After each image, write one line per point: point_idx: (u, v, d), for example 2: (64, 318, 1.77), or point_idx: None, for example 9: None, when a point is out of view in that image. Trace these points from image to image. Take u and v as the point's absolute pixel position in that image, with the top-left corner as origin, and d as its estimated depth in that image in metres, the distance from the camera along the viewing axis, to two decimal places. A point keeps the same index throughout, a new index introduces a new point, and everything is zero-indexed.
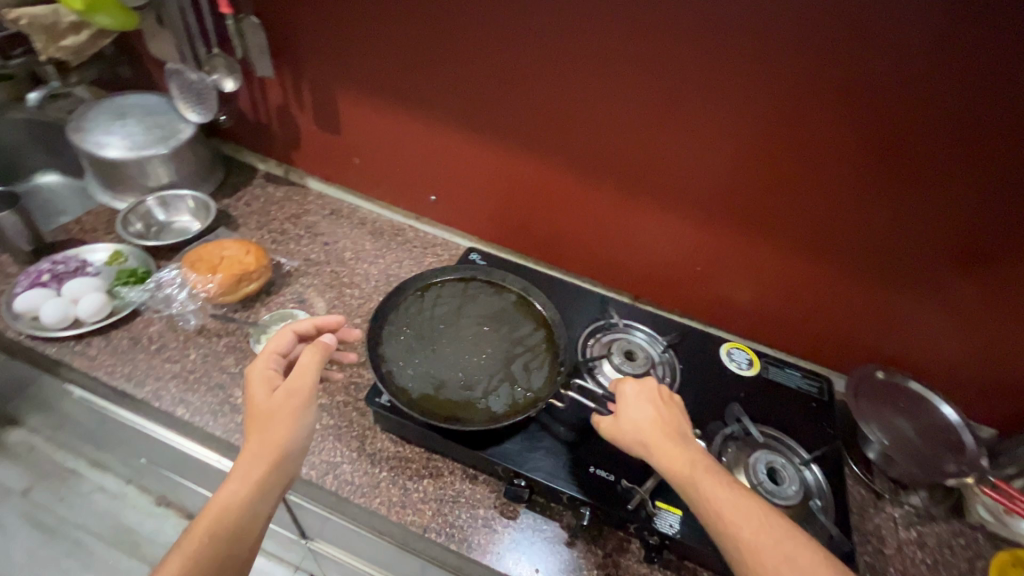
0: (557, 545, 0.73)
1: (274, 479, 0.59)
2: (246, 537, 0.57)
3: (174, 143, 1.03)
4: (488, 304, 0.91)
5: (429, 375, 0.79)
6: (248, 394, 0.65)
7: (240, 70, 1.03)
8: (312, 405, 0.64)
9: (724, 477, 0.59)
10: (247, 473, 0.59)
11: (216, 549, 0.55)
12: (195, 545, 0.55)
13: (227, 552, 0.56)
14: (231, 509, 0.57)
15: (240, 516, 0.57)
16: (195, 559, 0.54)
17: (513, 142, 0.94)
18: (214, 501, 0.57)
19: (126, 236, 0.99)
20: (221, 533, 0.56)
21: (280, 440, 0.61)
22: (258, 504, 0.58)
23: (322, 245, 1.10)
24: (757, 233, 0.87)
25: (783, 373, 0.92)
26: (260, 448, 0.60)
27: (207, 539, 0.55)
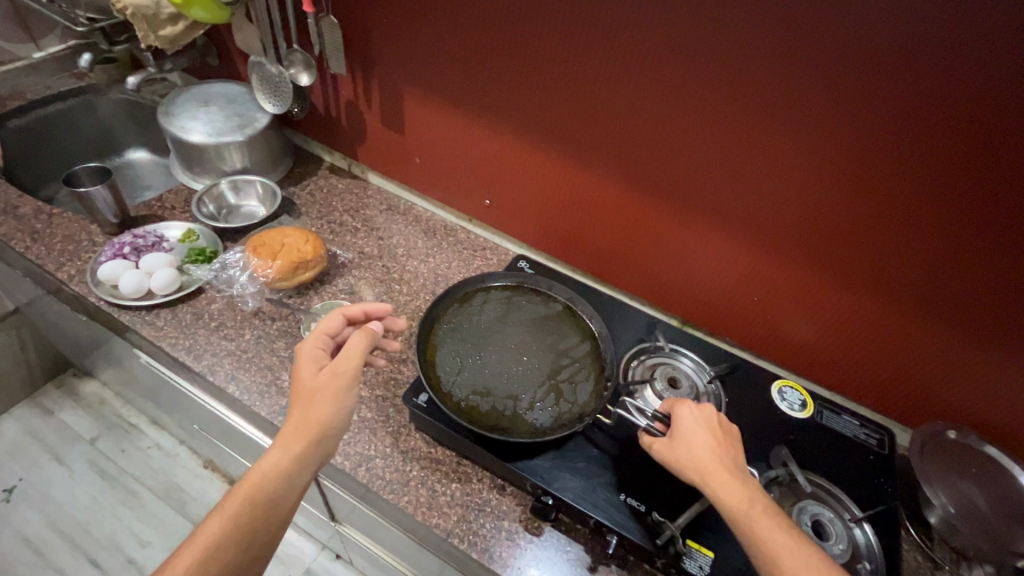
0: (578, 569, 0.71)
1: (310, 455, 0.62)
2: (280, 507, 0.60)
3: (249, 131, 1.09)
4: (534, 312, 0.86)
5: (479, 380, 0.75)
6: (295, 370, 0.67)
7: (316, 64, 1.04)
8: (354, 389, 0.66)
9: (784, 521, 0.56)
10: (287, 447, 0.62)
11: (254, 514, 0.59)
12: (235, 509, 0.58)
13: (263, 519, 0.59)
14: (269, 478, 0.60)
15: (276, 487, 0.60)
16: (234, 522, 0.58)
17: (573, 153, 0.93)
18: (256, 469, 0.60)
19: (198, 214, 1.05)
20: (258, 500, 0.59)
21: (321, 421, 0.63)
22: (294, 479, 0.61)
23: (376, 239, 1.12)
24: (824, 271, 0.82)
25: (839, 419, 0.86)
26: (300, 424, 0.63)
27: (246, 506, 0.59)
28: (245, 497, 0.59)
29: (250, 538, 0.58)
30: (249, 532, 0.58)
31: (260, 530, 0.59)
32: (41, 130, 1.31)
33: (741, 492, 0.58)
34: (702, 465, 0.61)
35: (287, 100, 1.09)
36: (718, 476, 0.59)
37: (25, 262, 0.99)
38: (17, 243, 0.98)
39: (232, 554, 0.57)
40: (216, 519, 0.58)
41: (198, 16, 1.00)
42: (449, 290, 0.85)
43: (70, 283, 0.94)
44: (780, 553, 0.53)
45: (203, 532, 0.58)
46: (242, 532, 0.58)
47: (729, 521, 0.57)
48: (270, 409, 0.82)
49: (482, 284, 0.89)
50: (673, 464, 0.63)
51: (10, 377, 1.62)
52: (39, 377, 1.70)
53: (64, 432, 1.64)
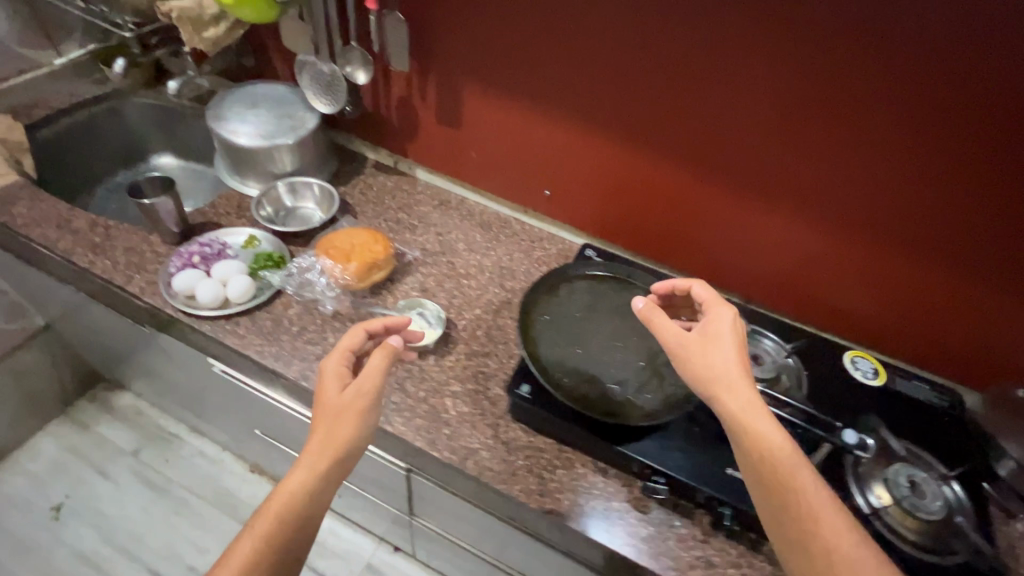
0: (692, 542, 0.76)
1: (335, 473, 0.68)
2: (309, 521, 0.66)
3: (301, 133, 1.07)
4: (618, 298, 0.88)
5: (586, 369, 0.78)
6: (320, 389, 0.72)
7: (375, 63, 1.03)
8: (374, 408, 0.70)
9: (781, 434, 0.61)
10: (312, 464, 0.66)
11: (285, 529, 0.64)
12: (265, 526, 0.63)
13: (293, 533, 0.64)
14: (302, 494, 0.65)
15: (308, 502, 0.66)
16: (265, 538, 0.63)
17: (638, 141, 0.95)
18: (284, 487, 0.65)
19: (257, 217, 1.04)
20: (289, 517, 0.64)
21: (343, 441, 0.68)
22: (320, 494, 0.66)
23: (436, 235, 1.13)
24: (884, 242, 0.86)
25: (910, 384, 0.90)
26: (323, 445, 0.67)
27: (277, 523, 0.63)
28: (280, 515, 0.64)
29: (284, 551, 0.64)
30: (280, 547, 0.63)
31: (291, 543, 0.64)
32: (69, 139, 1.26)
33: (749, 407, 0.62)
34: (720, 374, 0.64)
35: (342, 100, 1.07)
36: (737, 394, 0.63)
37: (88, 277, 0.97)
38: (80, 258, 0.96)
39: (265, 567, 0.62)
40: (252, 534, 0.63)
41: (245, 16, 0.98)
42: (535, 285, 0.87)
43: (143, 296, 0.93)
44: (768, 461, 0.60)
45: (239, 548, 0.62)
46: (275, 547, 0.63)
47: (730, 426, 0.62)
48: None
49: (564, 275, 0.90)
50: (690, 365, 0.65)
51: (42, 393, 1.59)
52: (70, 392, 1.67)
53: (104, 445, 1.62)
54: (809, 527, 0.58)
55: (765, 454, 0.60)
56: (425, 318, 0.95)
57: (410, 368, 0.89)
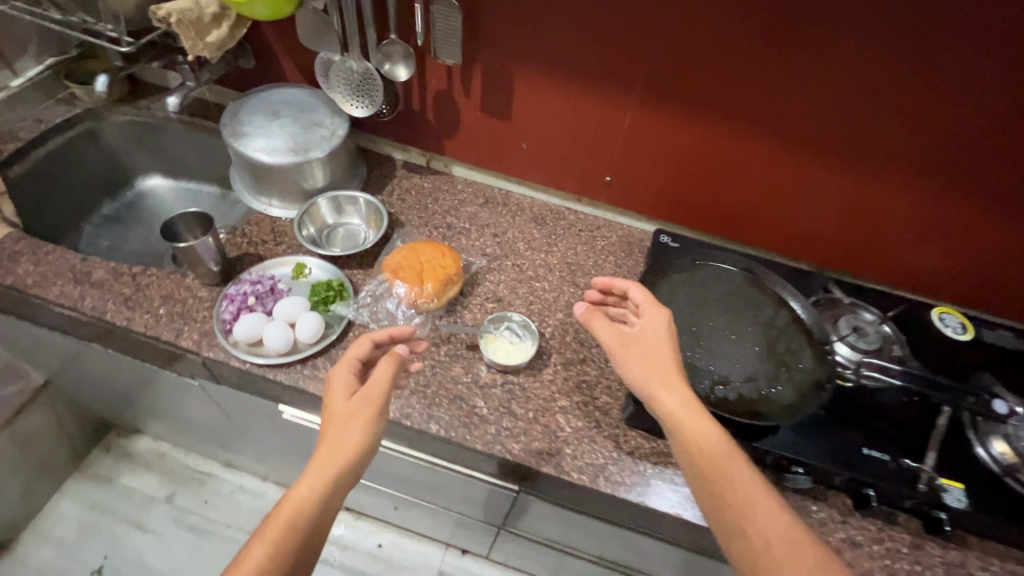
0: (833, 524, 0.76)
1: (342, 482, 0.62)
2: (312, 537, 0.60)
3: (334, 141, 0.96)
4: (720, 287, 0.84)
5: (717, 368, 0.74)
6: (328, 397, 0.68)
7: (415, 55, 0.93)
8: (384, 414, 0.66)
9: (711, 427, 0.63)
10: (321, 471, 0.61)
11: (294, 540, 0.58)
12: (276, 534, 0.58)
13: (303, 544, 0.58)
14: (309, 507, 0.60)
15: (316, 516, 0.60)
16: (275, 547, 0.57)
17: (715, 118, 0.91)
18: (292, 496, 0.59)
19: (300, 237, 0.93)
20: (296, 527, 0.58)
21: (353, 448, 0.63)
22: (330, 502, 0.61)
23: (492, 236, 1.05)
24: (969, 198, 0.87)
25: (995, 333, 0.92)
26: (331, 451, 0.62)
27: (286, 532, 0.58)
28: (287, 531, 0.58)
29: (292, 565, 0.57)
30: (290, 559, 0.57)
31: (300, 554, 0.58)
32: (48, 174, 1.10)
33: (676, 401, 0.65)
34: (650, 371, 0.67)
35: (377, 101, 0.96)
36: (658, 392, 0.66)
37: (127, 335, 0.86)
38: (115, 315, 0.85)
39: None
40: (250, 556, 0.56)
41: (257, 12, 0.85)
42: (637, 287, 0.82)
43: (200, 350, 0.83)
44: (700, 455, 0.62)
45: (247, 559, 0.56)
46: (285, 558, 0.57)
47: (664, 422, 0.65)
48: (483, 441, 0.78)
49: (661, 271, 0.85)
50: (625, 367, 0.69)
51: (53, 454, 1.45)
52: (82, 446, 1.53)
53: (134, 496, 1.50)
54: (742, 510, 0.59)
55: (694, 446, 0.62)
56: (515, 335, 0.89)
57: (512, 388, 0.84)
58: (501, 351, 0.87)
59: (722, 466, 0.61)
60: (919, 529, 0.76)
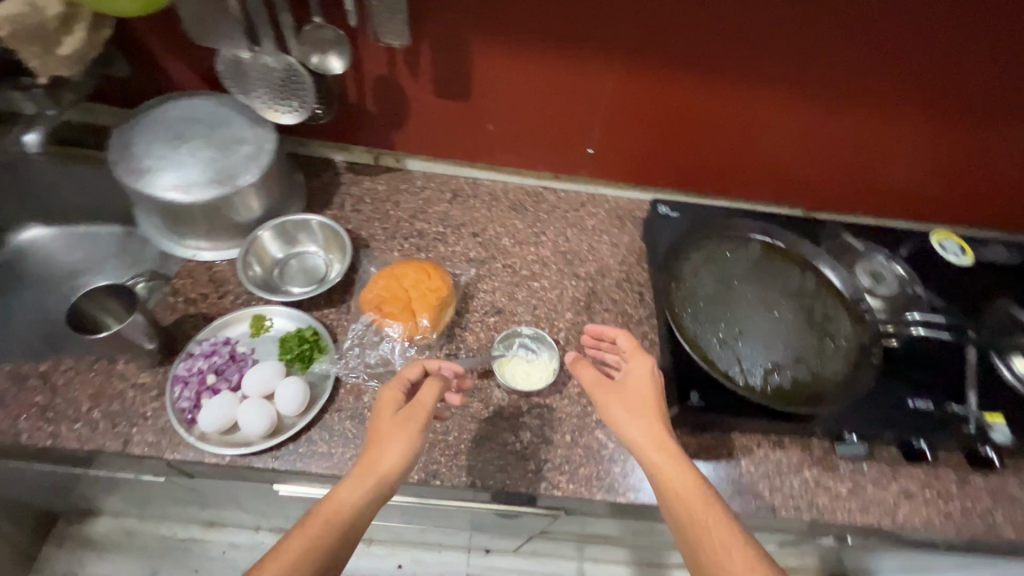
0: (886, 480, 0.75)
1: (381, 493, 0.57)
2: (344, 549, 0.54)
3: (266, 160, 0.78)
4: (741, 261, 0.78)
5: (762, 355, 0.69)
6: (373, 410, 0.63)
7: (345, 39, 0.75)
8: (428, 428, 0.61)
9: (692, 472, 0.57)
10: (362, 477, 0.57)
11: (325, 542, 0.52)
12: (309, 532, 0.53)
13: (333, 550, 0.53)
14: (346, 513, 0.54)
15: (351, 523, 0.54)
16: (307, 544, 0.52)
17: (712, 68, 0.79)
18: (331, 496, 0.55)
19: (250, 286, 0.77)
20: (332, 529, 0.53)
21: (395, 457, 0.58)
22: (367, 510, 0.55)
23: (472, 237, 0.92)
24: (976, 120, 0.82)
25: (991, 250, 0.92)
26: (372, 458, 0.57)
27: (318, 533, 0.53)
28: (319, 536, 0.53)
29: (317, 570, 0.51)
30: (318, 560, 0.52)
31: (326, 559, 0.52)
32: None
33: (654, 443, 0.59)
34: (630, 410, 0.62)
35: (307, 101, 0.79)
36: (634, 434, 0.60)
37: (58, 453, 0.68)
38: (36, 434, 0.67)
39: None
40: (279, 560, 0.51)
41: (124, 8, 0.64)
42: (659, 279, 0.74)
43: (161, 454, 0.67)
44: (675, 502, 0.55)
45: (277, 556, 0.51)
46: (313, 559, 0.51)
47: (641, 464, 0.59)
48: (525, 482, 0.70)
49: (678, 253, 0.78)
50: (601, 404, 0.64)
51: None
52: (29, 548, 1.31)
53: None
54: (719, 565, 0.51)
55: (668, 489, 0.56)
56: (530, 351, 0.80)
57: (541, 413, 0.75)
58: (520, 372, 0.77)
59: (698, 515, 0.54)
60: (961, 464, 0.77)
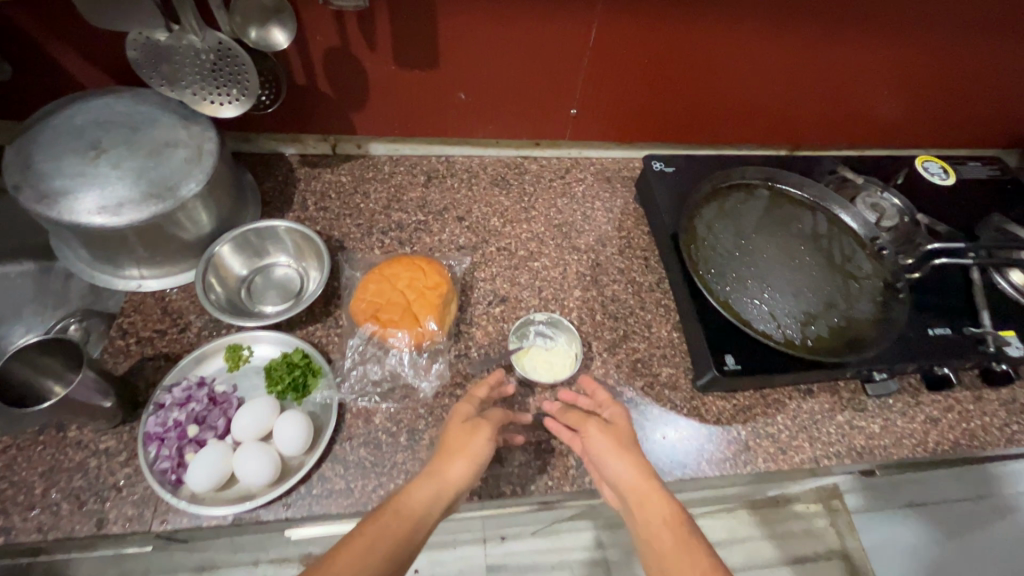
0: (914, 411, 0.75)
1: (446, 500, 0.52)
2: (410, 553, 0.47)
3: (212, 163, 0.66)
4: (753, 210, 0.73)
5: (794, 306, 0.65)
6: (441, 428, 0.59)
7: (283, 8, 0.63)
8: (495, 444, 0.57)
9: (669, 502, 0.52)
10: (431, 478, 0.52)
11: (395, 535, 0.47)
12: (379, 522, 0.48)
13: (401, 545, 0.47)
14: (413, 515, 0.49)
15: (416, 524, 0.49)
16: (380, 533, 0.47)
17: (701, 7, 0.72)
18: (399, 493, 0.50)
19: (216, 313, 0.64)
20: (400, 521, 0.48)
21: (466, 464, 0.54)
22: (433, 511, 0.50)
23: (457, 221, 0.84)
24: (956, 36, 0.81)
25: (969, 168, 0.93)
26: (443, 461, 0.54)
27: (386, 526, 0.48)
28: (384, 538, 0.46)
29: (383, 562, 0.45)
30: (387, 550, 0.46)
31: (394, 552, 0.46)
32: None
33: (627, 472, 0.54)
34: (601, 436, 0.58)
35: (248, 79, 0.64)
36: (612, 462, 0.56)
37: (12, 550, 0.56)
38: None
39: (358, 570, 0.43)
40: (339, 561, 0.44)
41: None
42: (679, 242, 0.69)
43: (145, 528, 0.56)
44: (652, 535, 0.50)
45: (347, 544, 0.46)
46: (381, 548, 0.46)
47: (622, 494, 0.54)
48: (567, 480, 0.64)
49: (690, 211, 0.73)
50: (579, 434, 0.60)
51: None
52: None
53: None
54: None
55: (649, 532, 0.51)
56: (547, 338, 0.74)
57: None
58: (539, 361, 0.71)
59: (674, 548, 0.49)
60: (975, 383, 0.78)
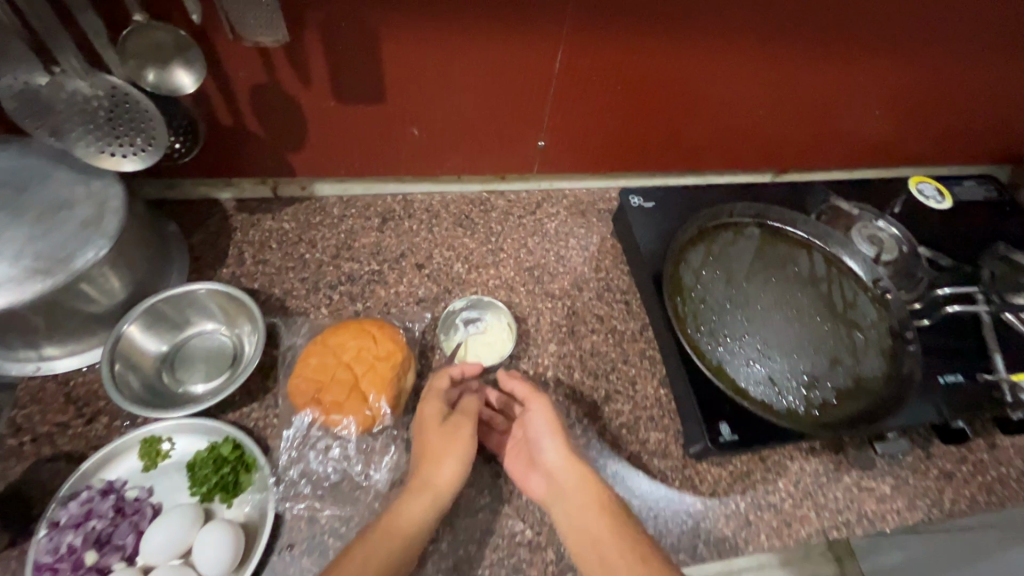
0: (926, 467, 0.68)
1: (438, 507, 0.50)
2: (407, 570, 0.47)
3: (112, 225, 0.56)
4: (744, 253, 0.66)
5: (794, 368, 0.58)
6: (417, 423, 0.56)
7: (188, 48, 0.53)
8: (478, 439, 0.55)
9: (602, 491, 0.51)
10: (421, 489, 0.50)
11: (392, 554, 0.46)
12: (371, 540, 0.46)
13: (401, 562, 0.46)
14: (405, 535, 0.48)
15: (411, 541, 0.48)
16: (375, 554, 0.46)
17: (677, 30, 0.64)
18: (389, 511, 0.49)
19: (124, 403, 0.54)
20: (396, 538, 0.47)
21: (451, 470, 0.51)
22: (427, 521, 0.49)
23: (416, 268, 0.75)
24: (951, 53, 0.74)
25: (966, 189, 0.86)
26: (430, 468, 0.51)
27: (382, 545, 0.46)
28: (383, 552, 0.46)
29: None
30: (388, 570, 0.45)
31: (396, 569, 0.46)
32: None
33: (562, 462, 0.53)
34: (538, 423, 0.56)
35: (153, 127, 0.54)
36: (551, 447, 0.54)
37: None
38: None
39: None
40: None
41: None
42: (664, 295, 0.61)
43: None
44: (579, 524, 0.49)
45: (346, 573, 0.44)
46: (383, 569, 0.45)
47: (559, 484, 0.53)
48: None
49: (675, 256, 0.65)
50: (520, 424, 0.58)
51: None
52: None
53: None
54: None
55: (579, 521, 0.49)
56: (477, 322, 0.70)
57: None
58: (482, 353, 0.67)
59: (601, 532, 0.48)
60: (989, 429, 0.71)
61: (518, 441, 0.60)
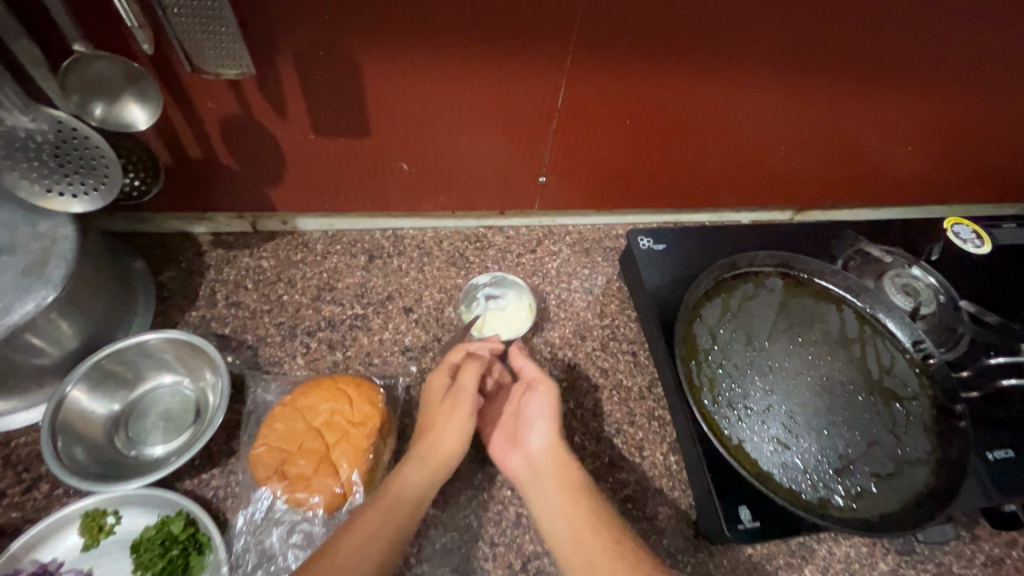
0: (971, 552, 0.60)
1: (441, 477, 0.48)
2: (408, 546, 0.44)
3: (61, 271, 0.50)
4: (766, 307, 0.60)
5: (827, 448, 0.51)
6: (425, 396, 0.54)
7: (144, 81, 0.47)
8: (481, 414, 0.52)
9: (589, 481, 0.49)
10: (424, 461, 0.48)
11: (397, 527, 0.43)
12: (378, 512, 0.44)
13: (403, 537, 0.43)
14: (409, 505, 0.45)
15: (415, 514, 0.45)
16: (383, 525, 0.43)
17: (694, 62, 0.58)
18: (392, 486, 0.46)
19: (63, 476, 0.47)
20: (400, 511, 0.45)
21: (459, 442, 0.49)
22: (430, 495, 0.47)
23: (404, 312, 0.68)
24: (996, 89, 0.67)
25: (1007, 232, 0.79)
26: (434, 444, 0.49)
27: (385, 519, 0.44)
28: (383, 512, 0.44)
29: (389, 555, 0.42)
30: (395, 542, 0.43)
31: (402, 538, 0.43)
32: None
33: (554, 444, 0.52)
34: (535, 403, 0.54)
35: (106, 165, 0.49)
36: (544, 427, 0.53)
37: None
38: None
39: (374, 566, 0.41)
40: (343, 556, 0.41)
41: None
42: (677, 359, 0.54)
43: None
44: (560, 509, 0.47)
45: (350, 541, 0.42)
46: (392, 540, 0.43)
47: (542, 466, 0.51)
48: None
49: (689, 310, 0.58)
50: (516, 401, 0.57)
51: None
52: None
53: None
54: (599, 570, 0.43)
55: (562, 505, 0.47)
56: (498, 299, 0.69)
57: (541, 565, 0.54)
58: (498, 325, 0.66)
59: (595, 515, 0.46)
60: None
61: (507, 418, 0.57)
